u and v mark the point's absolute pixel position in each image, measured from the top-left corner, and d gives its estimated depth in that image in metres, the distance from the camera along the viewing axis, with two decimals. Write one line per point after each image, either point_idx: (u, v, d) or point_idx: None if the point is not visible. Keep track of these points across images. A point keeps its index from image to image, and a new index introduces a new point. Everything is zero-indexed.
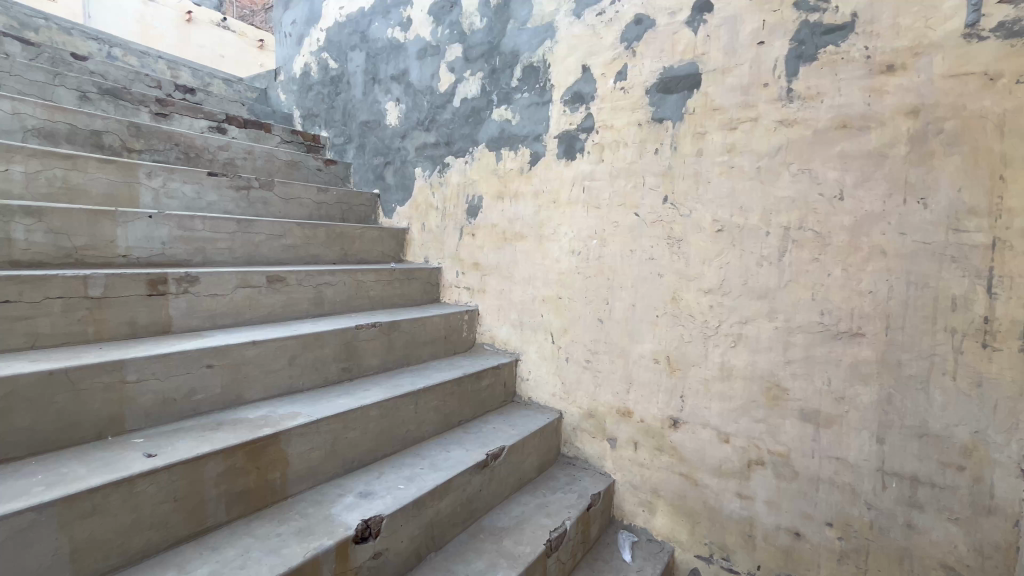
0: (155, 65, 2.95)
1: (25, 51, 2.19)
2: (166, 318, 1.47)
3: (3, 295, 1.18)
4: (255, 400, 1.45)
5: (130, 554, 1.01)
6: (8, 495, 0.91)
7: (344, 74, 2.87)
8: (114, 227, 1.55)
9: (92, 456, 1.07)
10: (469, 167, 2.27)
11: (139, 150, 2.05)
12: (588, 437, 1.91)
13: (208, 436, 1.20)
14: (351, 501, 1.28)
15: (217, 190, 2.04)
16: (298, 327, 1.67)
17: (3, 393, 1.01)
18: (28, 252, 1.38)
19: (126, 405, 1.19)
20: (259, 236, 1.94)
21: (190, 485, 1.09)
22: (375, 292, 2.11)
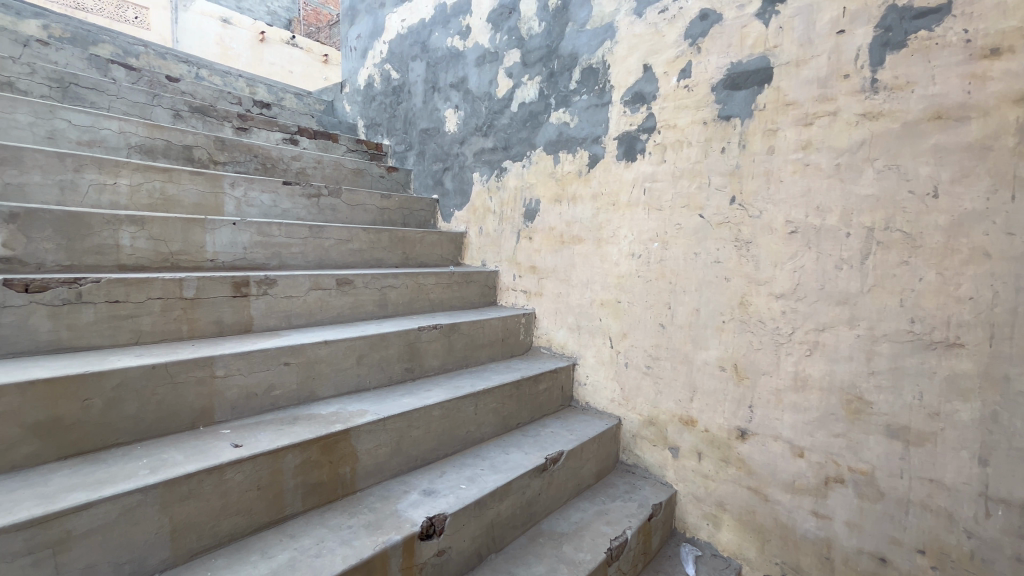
0: (236, 83, 3.19)
1: (128, 76, 2.43)
2: (248, 317, 1.58)
3: (114, 295, 1.32)
4: (326, 396, 1.53)
5: (220, 537, 1.09)
6: (119, 476, 1.01)
7: (405, 84, 2.97)
8: (203, 233, 1.69)
9: (188, 444, 1.17)
10: (526, 171, 2.29)
11: (224, 162, 2.23)
12: (648, 445, 1.87)
13: (286, 429, 1.27)
14: (416, 499, 1.31)
15: (291, 198, 2.17)
16: (365, 328, 1.74)
17: (115, 383, 1.13)
18: (133, 256, 1.54)
19: (215, 397, 1.29)
20: (328, 240, 2.04)
21: (271, 475, 1.16)
22: (435, 295, 2.17)
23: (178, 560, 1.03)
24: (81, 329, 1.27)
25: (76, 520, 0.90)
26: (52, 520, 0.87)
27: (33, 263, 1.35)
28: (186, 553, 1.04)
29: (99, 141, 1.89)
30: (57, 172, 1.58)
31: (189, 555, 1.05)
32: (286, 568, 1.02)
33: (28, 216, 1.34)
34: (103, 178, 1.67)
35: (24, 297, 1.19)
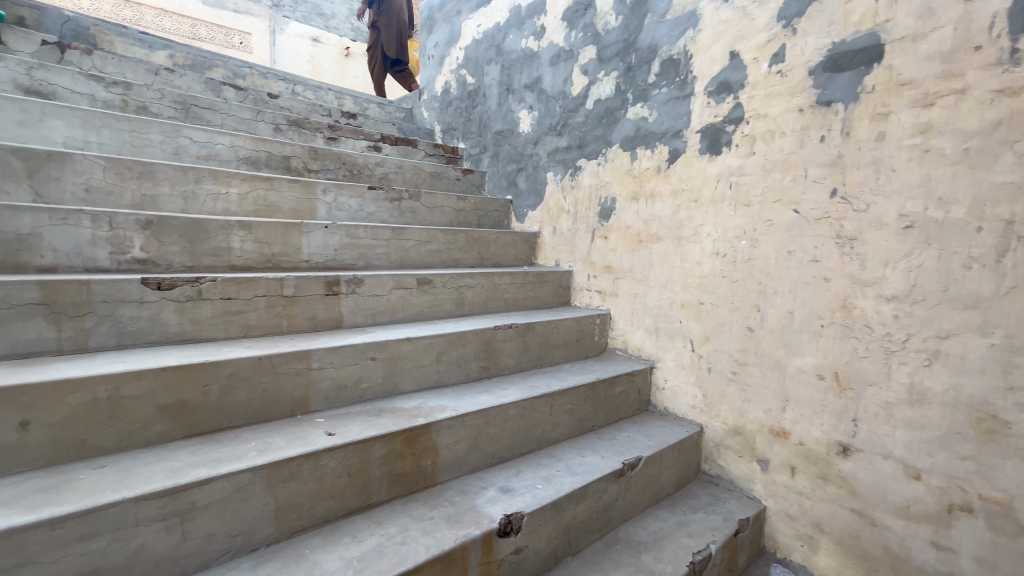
0: (326, 96, 3.43)
1: (237, 95, 2.70)
2: (339, 315, 1.69)
3: (227, 293, 1.46)
4: (408, 391, 1.60)
5: (316, 518, 1.17)
6: (232, 456, 1.12)
7: (480, 88, 3.03)
8: (300, 236, 1.83)
9: (289, 430, 1.27)
10: (602, 169, 2.24)
11: (317, 170, 2.40)
12: (733, 456, 1.76)
13: (373, 421, 1.34)
14: (493, 495, 1.33)
15: (375, 202, 2.29)
16: (443, 326, 1.79)
17: (229, 372, 1.25)
18: (242, 258, 1.70)
19: (311, 388, 1.39)
20: (410, 242, 2.13)
21: (361, 464, 1.23)
22: (509, 294, 2.19)
23: (281, 537, 1.13)
24: (201, 323, 1.43)
25: (199, 493, 1.01)
26: (180, 491, 0.99)
27: (163, 264, 1.55)
28: (287, 530, 1.14)
29: (214, 155, 2.11)
30: (182, 184, 1.78)
31: (290, 532, 1.14)
32: (374, 553, 1.08)
33: (159, 223, 1.53)
34: (217, 188, 1.86)
35: (157, 293, 1.36)
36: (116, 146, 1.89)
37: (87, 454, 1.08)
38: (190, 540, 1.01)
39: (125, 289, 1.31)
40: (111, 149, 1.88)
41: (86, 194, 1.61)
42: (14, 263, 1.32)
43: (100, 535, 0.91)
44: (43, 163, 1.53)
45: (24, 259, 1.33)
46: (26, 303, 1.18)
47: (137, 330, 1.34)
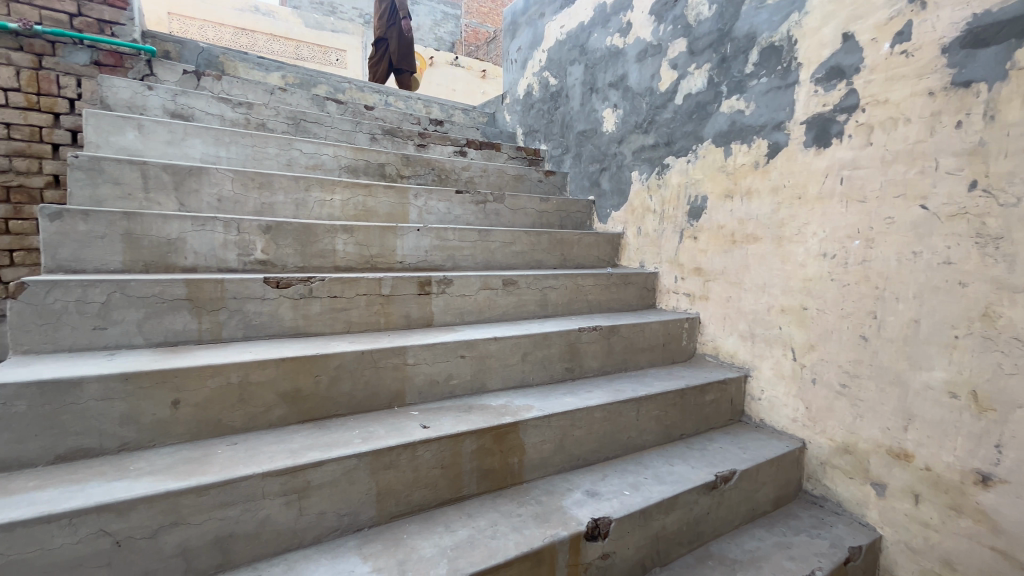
0: (415, 105, 3.61)
1: (338, 109, 2.93)
2: (430, 314, 1.77)
3: (333, 292, 1.59)
4: (495, 389, 1.64)
5: (412, 505, 1.24)
6: (340, 442, 1.21)
7: (563, 89, 3.03)
8: (395, 239, 1.94)
9: (387, 421, 1.36)
10: (692, 166, 2.15)
11: (409, 176, 2.54)
12: (842, 477, 1.60)
13: (464, 416, 1.40)
14: (579, 498, 1.33)
15: (462, 205, 2.37)
16: (528, 326, 1.81)
17: (336, 364, 1.36)
18: (344, 259, 1.84)
19: (407, 382, 1.48)
20: (495, 243, 2.18)
21: (452, 457, 1.28)
22: (592, 296, 2.17)
23: (381, 520, 1.21)
24: (311, 319, 1.57)
25: (313, 474, 1.11)
26: (298, 471, 1.09)
27: (280, 265, 1.72)
28: (387, 515, 1.21)
29: (320, 165, 2.30)
30: (294, 192, 1.97)
31: (389, 517, 1.22)
32: (465, 544, 1.12)
33: (277, 228, 1.70)
34: (323, 196, 2.03)
35: (276, 291, 1.51)
36: (240, 159, 2.12)
37: (222, 431, 1.23)
38: (305, 516, 1.11)
39: (251, 287, 1.47)
40: (236, 163, 2.12)
41: (218, 203, 1.83)
42: (165, 264, 1.54)
43: (234, 505, 1.03)
44: (186, 177, 1.77)
45: (173, 260, 1.55)
46: (175, 298, 1.37)
47: (259, 324, 1.50)
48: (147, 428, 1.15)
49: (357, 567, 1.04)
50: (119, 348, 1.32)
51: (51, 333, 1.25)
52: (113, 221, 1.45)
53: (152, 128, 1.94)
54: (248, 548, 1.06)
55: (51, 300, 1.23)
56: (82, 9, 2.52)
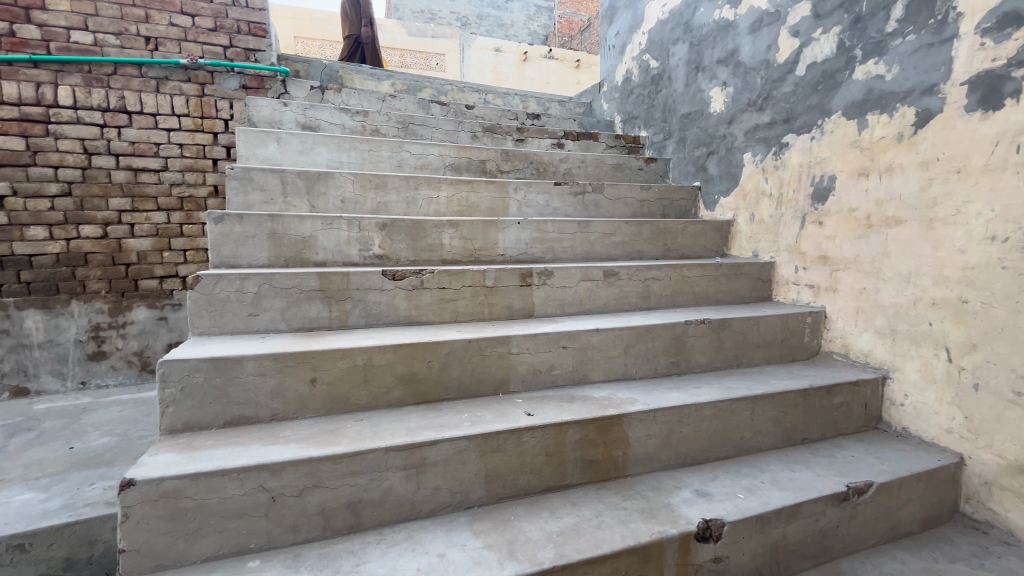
0: (512, 101, 3.67)
1: (441, 110, 3.07)
2: (531, 305, 1.81)
3: (441, 283, 1.69)
4: (597, 381, 1.63)
5: (518, 489, 1.29)
6: (451, 423, 1.29)
7: (665, 70, 2.89)
8: (497, 233, 2.00)
9: (494, 407, 1.41)
10: (816, 143, 1.93)
11: (508, 171, 2.59)
12: (1014, 501, 1.35)
13: (567, 406, 1.41)
14: (688, 497, 1.28)
15: (561, 197, 2.37)
16: (631, 319, 1.77)
17: (447, 351, 1.45)
18: (450, 253, 1.94)
19: (511, 370, 1.52)
20: (594, 234, 2.15)
21: (557, 445, 1.30)
22: (699, 288, 2.05)
23: (490, 500, 1.26)
24: (423, 308, 1.68)
25: (429, 451, 1.19)
26: (416, 448, 1.18)
27: (394, 259, 1.87)
28: (496, 496, 1.27)
29: (427, 165, 2.44)
30: (405, 191, 2.12)
31: (497, 498, 1.27)
32: (571, 531, 1.13)
33: (391, 225, 1.85)
34: (430, 193, 2.16)
35: (392, 283, 1.64)
36: (358, 163, 2.33)
37: (350, 408, 1.37)
38: (422, 489, 1.20)
39: (371, 279, 1.61)
40: (356, 166, 2.32)
41: (342, 203, 2.03)
42: (301, 259, 1.75)
43: (363, 474, 1.14)
44: (315, 182, 1.98)
45: (307, 255, 1.75)
46: (309, 289, 1.55)
47: (378, 312, 1.64)
48: (291, 402, 1.32)
49: (470, 541, 1.10)
50: (267, 332, 1.52)
51: (218, 318, 1.48)
52: (261, 223, 1.68)
53: (288, 140, 2.20)
54: (374, 514, 1.17)
55: (217, 290, 1.46)
56: (233, 41, 2.93)
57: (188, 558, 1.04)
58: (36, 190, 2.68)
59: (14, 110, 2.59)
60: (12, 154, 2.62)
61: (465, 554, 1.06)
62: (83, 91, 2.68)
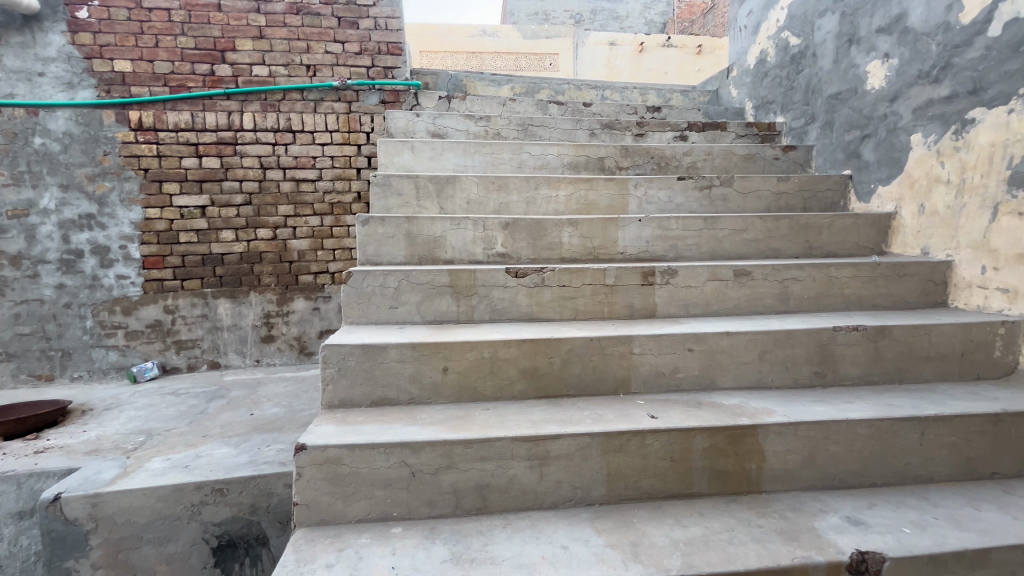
0: (631, 94, 3.58)
1: (559, 110, 3.10)
2: (653, 305, 1.75)
3: (562, 281, 1.71)
4: (726, 387, 1.52)
5: (640, 492, 1.26)
6: (573, 419, 1.31)
7: (809, 47, 2.59)
8: (617, 231, 1.97)
9: (615, 407, 1.40)
10: (1015, 117, 1.59)
11: (628, 167, 2.53)
12: None
13: (694, 412, 1.34)
14: (837, 523, 1.14)
15: (685, 192, 2.25)
16: (766, 322, 1.62)
17: (567, 348, 1.47)
18: (569, 251, 1.95)
19: (632, 370, 1.49)
20: (723, 231, 2.01)
21: (682, 451, 1.25)
22: (850, 290, 1.81)
23: (612, 500, 1.26)
24: (543, 306, 1.72)
25: (552, 445, 1.22)
26: (540, 440, 1.22)
27: (516, 257, 1.94)
28: (617, 496, 1.26)
29: (546, 164, 2.48)
30: (526, 191, 2.18)
31: (619, 498, 1.26)
32: (699, 542, 1.08)
33: (514, 225, 1.92)
34: (550, 193, 2.19)
35: (515, 280, 1.71)
36: (482, 166, 2.45)
37: (476, 397, 1.46)
38: (545, 481, 1.23)
39: (495, 276, 1.69)
40: (479, 169, 2.45)
41: (467, 205, 2.16)
42: (433, 257, 1.89)
43: (491, 460, 1.21)
44: (444, 185, 2.13)
45: (437, 254, 1.90)
46: (441, 284, 1.68)
47: (502, 308, 1.71)
48: (426, 388, 1.44)
49: (592, 538, 1.11)
50: (405, 323, 1.68)
51: (365, 309, 1.67)
52: (399, 224, 1.86)
53: (420, 148, 2.40)
54: (500, 499, 1.23)
55: (365, 284, 1.65)
56: (374, 62, 3.27)
57: (345, 517, 1.20)
58: (227, 200, 3.24)
59: (213, 135, 3.17)
60: (211, 171, 3.20)
61: (588, 550, 1.07)
62: (260, 116, 3.19)
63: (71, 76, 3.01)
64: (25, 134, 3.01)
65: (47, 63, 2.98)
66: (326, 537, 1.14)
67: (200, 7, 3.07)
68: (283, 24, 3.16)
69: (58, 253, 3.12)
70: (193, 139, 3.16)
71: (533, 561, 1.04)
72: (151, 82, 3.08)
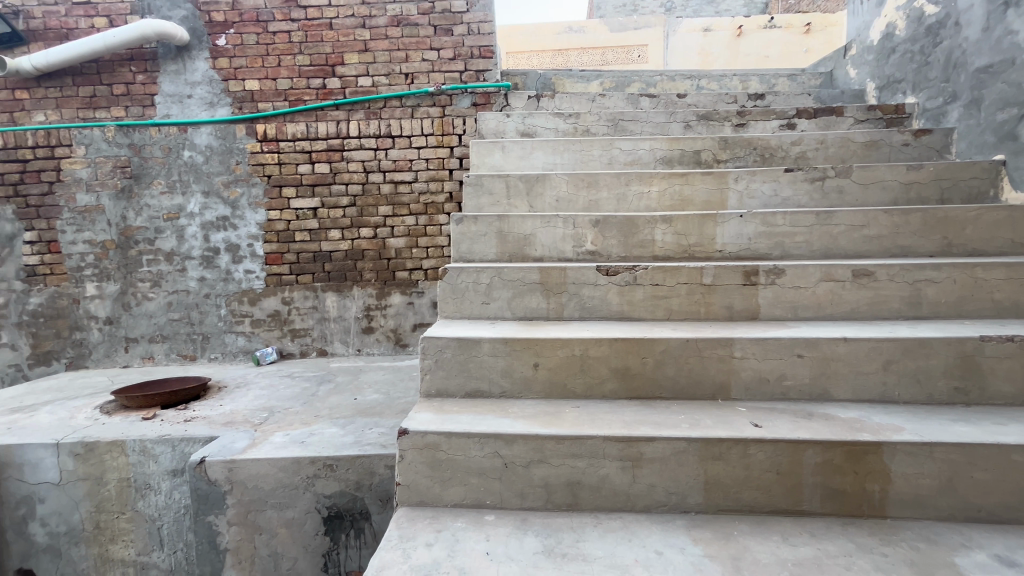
0: (730, 82, 3.36)
1: (651, 103, 3.00)
2: (756, 306, 1.64)
3: (655, 280, 1.66)
4: (842, 399, 1.39)
5: (741, 504, 1.19)
6: (668, 423, 1.27)
7: (950, 15, 2.26)
8: (715, 227, 1.86)
9: (713, 412, 1.33)
10: None
11: (727, 160, 2.38)
12: None
13: (804, 423, 1.24)
14: (984, 561, 1.00)
15: (793, 185, 2.08)
16: (893, 328, 1.45)
17: (661, 349, 1.42)
18: (662, 248, 1.88)
19: (733, 375, 1.41)
20: (838, 227, 1.82)
21: (791, 465, 1.16)
22: (1002, 294, 1.56)
23: (708, 510, 1.20)
24: (635, 305, 1.69)
25: (646, 447, 1.19)
26: (633, 441, 1.20)
27: (606, 255, 1.91)
28: (715, 506, 1.20)
29: (637, 160, 2.41)
30: (617, 188, 2.14)
31: (717, 509, 1.20)
32: (811, 564, 1.00)
33: (604, 222, 1.89)
34: (641, 189, 2.13)
35: (606, 278, 1.69)
36: (571, 163, 2.44)
37: (567, 395, 1.46)
38: (638, 483, 1.21)
39: (586, 274, 1.69)
40: (569, 167, 2.45)
41: (557, 203, 2.16)
42: (522, 255, 1.93)
43: (582, 457, 1.21)
44: (534, 184, 2.16)
45: (527, 251, 1.93)
46: (531, 282, 1.71)
47: (592, 306, 1.70)
48: (517, 382, 1.47)
49: (688, 546, 1.08)
50: (496, 318, 1.73)
51: (459, 304, 1.74)
52: (491, 222, 1.92)
53: (511, 147, 2.45)
54: (591, 498, 1.23)
55: (459, 280, 1.73)
56: (467, 66, 3.39)
57: (442, 501, 1.26)
58: (335, 202, 3.54)
59: (324, 143, 3.48)
60: (322, 176, 3.52)
61: (685, 558, 1.03)
62: (364, 123, 3.45)
63: (212, 96, 3.47)
64: (177, 148, 3.51)
65: (194, 87, 3.46)
66: (425, 518, 1.21)
67: (315, 27, 3.39)
68: (385, 37, 3.39)
69: (201, 250, 3.61)
70: (307, 148, 3.49)
71: (627, 563, 1.02)
72: (274, 98, 3.46)
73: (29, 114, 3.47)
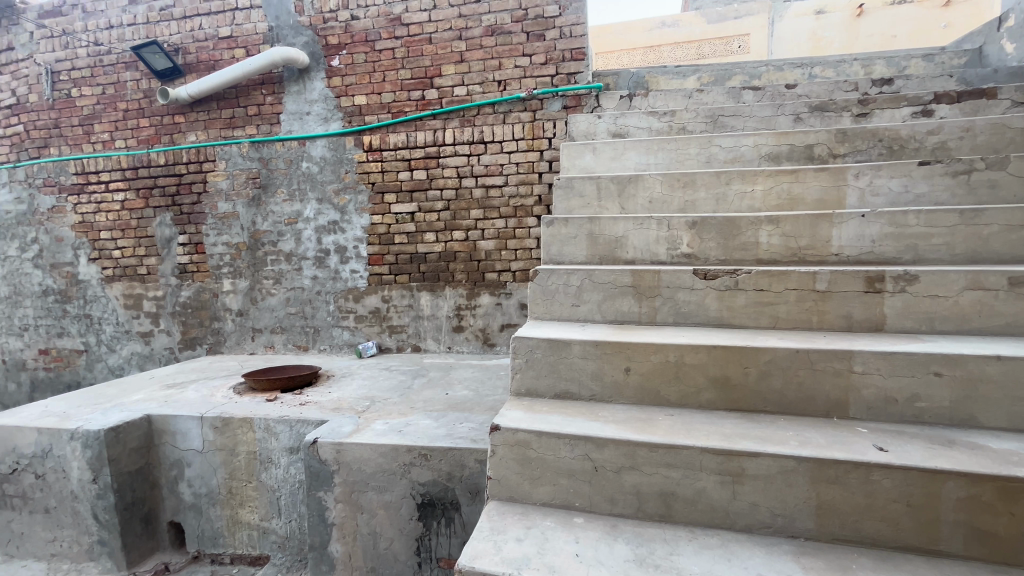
0: (850, 68, 3.03)
1: (755, 95, 2.80)
2: (880, 316, 1.46)
3: (759, 285, 1.55)
4: (992, 427, 1.20)
5: (861, 535, 1.08)
6: (774, 439, 1.18)
7: None
8: (830, 228, 1.69)
9: (828, 431, 1.21)
10: None
11: (845, 154, 2.16)
12: None
13: (943, 450, 1.09)
14: None
15: (928, 179, 1.83)
16: None
17: (767, 359, 1.32)
18: (768, 251, 1.75)
19: (852, 392, 1.28)
20: (988, 228, 1.57)
21: (925, 497, 1.03)
22: None
23: (821, 537, 1.10)
24: (735, 311, 1.59)
25: (749, 463, 1.12)
26: (734, 455, 1.13)
27: (703, 258, 1.81)
28: (829, 534, 1.10)
29: (740, 157, 2.27)
30: (716, 187, 2.02)
31: (831, 537, 1.09)
32: None
33: (702, 223, 1.80)
34: (744, 188, 2.00)
35: (704, 282, 1.61)
36: (665, 163, 2.36)
37: (660, 402, 1.42)
38: (738, 501, 1.14)
39: (682, 278, 1.62)
40: (663, 167, 2.37)
41: (650, 204, 2.10)
42: (614, 257, 1.90)
43: (677, 468, 1.17)
44: (626, 185, 2.12)
45: (619, 254, 1.89)
46: (623, 284, 1.68)
47: (687, 311, 1.63)
48: (608, 386, 1.45)
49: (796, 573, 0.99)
50: (586, 321, 1.72)
51: (548, 306, 1.76)
52: (582, 224, 1.92)
53: (602, 148, 2.43)
54: (686, 511, 1.18)
55: (550, 282, 1.75)
56: (559, 69, 3.41)
57: (531, 498, 1.29)
58: (430, 206, 3.75)
59: (422, 151, 3.70)
60: (419, 182, 3.74)
61: None
62: (458, 131, 3.61)
63: (327, 112, 3.83)
64: (297, 160, 3.93)
65: (312, 104, 3.84)
66: (514, 513, 1.24)
67: (417, 42, 3.62)
68: (479, 47, 3.52)
69: (314, 251, 4.00)
70: (407, 156, 3.73)
71: None
72: (378, 111, 3.74)
73: (184, 135, 4.08)
